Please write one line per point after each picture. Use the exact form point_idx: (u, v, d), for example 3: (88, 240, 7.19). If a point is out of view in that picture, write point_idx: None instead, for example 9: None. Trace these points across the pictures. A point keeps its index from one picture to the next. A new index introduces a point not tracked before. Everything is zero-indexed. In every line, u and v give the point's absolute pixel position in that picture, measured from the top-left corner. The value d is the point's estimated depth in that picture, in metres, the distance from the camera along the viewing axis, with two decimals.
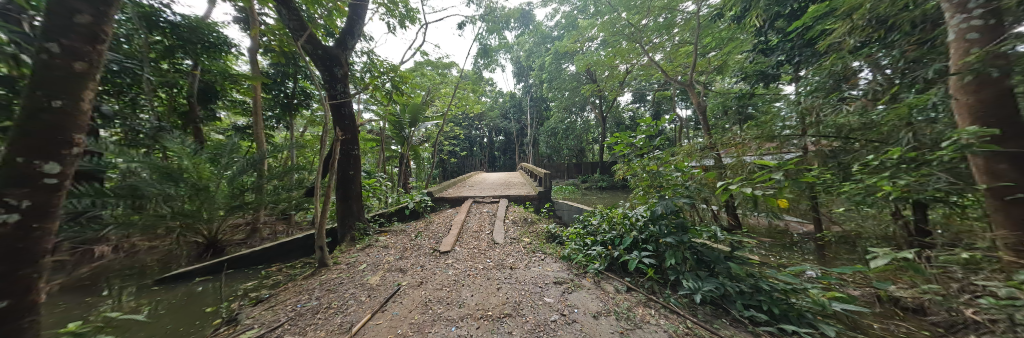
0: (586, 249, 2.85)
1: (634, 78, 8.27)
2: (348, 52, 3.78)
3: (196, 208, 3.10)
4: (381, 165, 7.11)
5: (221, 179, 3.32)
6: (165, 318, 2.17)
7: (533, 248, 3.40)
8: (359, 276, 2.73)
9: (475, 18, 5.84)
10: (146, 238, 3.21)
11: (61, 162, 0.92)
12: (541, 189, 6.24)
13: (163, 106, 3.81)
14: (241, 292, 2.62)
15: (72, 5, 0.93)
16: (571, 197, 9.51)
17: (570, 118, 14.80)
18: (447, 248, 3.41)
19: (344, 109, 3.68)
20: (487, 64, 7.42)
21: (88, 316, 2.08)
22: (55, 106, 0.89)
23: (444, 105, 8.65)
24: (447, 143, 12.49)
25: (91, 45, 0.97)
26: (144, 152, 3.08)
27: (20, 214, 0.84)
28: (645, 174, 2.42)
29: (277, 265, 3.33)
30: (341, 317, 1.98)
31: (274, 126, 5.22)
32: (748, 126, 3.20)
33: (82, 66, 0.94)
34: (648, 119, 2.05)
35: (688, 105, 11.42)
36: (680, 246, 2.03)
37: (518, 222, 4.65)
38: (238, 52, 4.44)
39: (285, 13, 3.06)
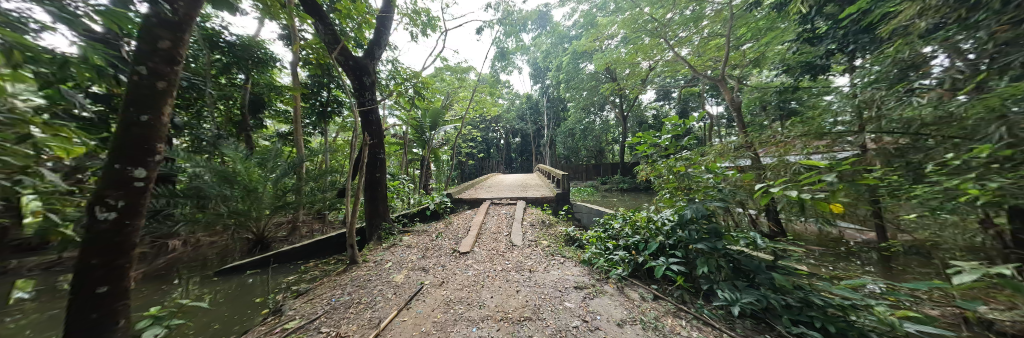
0: (607, 254, 2.75)
1: (658, 75, 7.89)
2: (376, 61, 4.02)
3: (246, 207, 3.46)
4: (404, 168, 7.44)
5: (267, 181, 3.67)
6: (223, 306, 2.44)
7: (552, 251, 3.36)
8: (386, 274, 2.87)
9: (492, 22, 5.93)
10: (208, 234, 3.65)
11: (147, 168, 1.07)
12: (559, 191, 6.15)
13: (221, 117, 4.32)
14: (283, 285, 2.87)
15: (156, 32, 1.08)
16: (590, 199, 9.28)
17: (589, 118, 14.46)
18: (466, 248, 3.48)
19: (372, 116, 3.91)
20: (504, 67, 7.49)
21: (164, 302, 2.43)
22: (143, 120, 1.04)
23: (463, 109, 8.86)
24: (466, 145, 12.79)
25: (170, 66, 1.12)
26: (206, 158, 3.50)
27: (118, 213, 1.00)
28: (671, 176, 2.28)
29: (314, 261, 3.58)
30: (370, 313, 2.10)
31: (311, 132, 5.68)
32: (791, 123, 2.91)
33: (163, 85, 1.09)
34: (675, 119, 1.90)
35: (719, 101, 10.65)
36: (714, 252, 1.89)
37: (536, 225, 4.62)
38: (281, 66, 4.91)
39: (322, 28, 3.33)
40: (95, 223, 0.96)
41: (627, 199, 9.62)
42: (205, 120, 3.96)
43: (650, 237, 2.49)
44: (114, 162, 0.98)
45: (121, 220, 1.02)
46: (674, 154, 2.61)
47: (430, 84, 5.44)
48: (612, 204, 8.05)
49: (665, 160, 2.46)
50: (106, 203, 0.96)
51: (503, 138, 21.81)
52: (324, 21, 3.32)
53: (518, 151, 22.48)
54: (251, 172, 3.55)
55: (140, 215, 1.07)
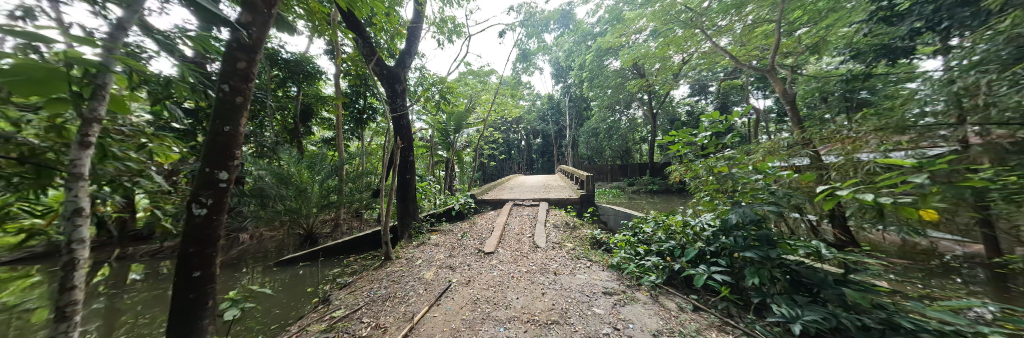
0: (638, 259, 2.61)
1: (692, 68, 7.31)
2: (407, 70, 4.27)
3: (298, 206, 3.87)
4: (430, 169, 7.79)
5: (315, 183, 4.07)
6: (281, 294, 2.76)
7: (578, 254, 3.28)
8: (417, 271, 3.02)
9: (515, 25, 5.99)
10: (268, 229, 4.15)
11: (229, 171, 1.26)
12: (583, 193, 5.99)
13: (278, 126, 4.91)
14: (329, 277, 3.16)
15: (235, 55, 1.27)
16: (615, 201, 8.89)
17: (614, 117, 13.90)
18: (491, 249, 3.53)
19: (403, 121, 4.15)
20: (526, 68, 7.50)
21: (238, 287, 2.84)
22: (226, 131, 1.23)
23: (485, 111, 9.03)
24: (487, 147, 13.04)
25: (245, 83, 1.30)
26: (267, 162, 4.00)
27: (207, 209, 1.20)
28: (711, 177, 2.10)
29: (353, 256, 3.87)
30: (404, 307, 2.23)
31: (350, 137, 6.21)
32: (861, 115, 2.52)
33: (240, 99, 1.27)
34: (715, 114, 1.73)
35: (767, 94, 9.57)
36: (766, 261, 1.70)
37: (560, 227, 4.52)
38: (326, 77, 5.45)
39: (361, 42, 3.63)
40: (192, 218, 1.17)
41: (658, 202, 9.01)
42: (266, 128, 4.53)
43: (688, 242, 2.32)
44: (205, 166, 1.18)
45: (211, 215, 1.23)
46: (713, 153, 2.41)
47: (455, 88, 5.63)
48: (641, 207, 7.60)
49: (704, 159, 2.28)
50: (199, 200, 1.17)
51: (525, 139, 21.86)
52: (363, 35, 3.62)
53: (539, 152, 22.34)
54: (302, 174, 3.97)
55: (224, 211, 1.28)
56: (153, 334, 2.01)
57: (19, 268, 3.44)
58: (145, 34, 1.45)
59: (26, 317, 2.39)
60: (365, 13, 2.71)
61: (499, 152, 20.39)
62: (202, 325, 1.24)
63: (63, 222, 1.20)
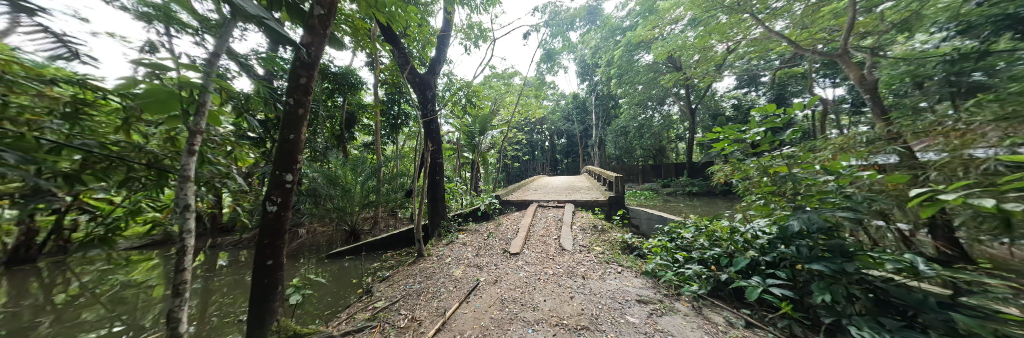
0: (676, 266, 2.42)
1: (738, 57, 6.60)
2: (436, 76, 4.50)
3: (343, 205, 4.29)
4: (457, 171, 8.08)
5: (358, 183, 4.48)
6: (332, 284, 3.09)
7: (607, 258, 3.14)
8: (446, 268, 3.15)
9: (539, 25, 5.97)
10: (320, 224, 4.66)
11: (293, 174, 1.47)
12: (612, 195, 5.73)
13: (328, 132, 5.50)
14: (371, 271, 3.45)
15: (298, 72, 1.47)
16: (648, 204, 8.35)
17: (646, 114, 13.08)
18: (517, 249, 3.54)
19: (433, 125, 4.35)
20: (551, 68, 7.42)
21: (300, 275, 3.26)
22: (291, 138, 1.44)
23: (509, 113, 9.11)
24: (511, 148, 13.17)
25: (304, 96, 1.49)
26: (319, 165, 4.50)
27: (277, 207, 1.43)
28: (766, 178, 1.87)
29: (390, 251, 4.15)
30: (437, 302, 2.34)
31: (386, 141, 6.73)
32: (973, 102, 2.04)
33: (301, 111, 1.47)
34: (769, 108, 1.49)
35: (835, 81, 8.21)
36: (840, 275, 1.45)
37: (588, 229, 4.36)
38: (367, 87, 5.98)
39: (397, 53, 3.92)
40: (267, 214, 1.40)
41: (697, 205, 8.28)
42: (318, 135, 5.11)
43: (738, 250, 2.09)
44: (277, 169, 1.39)
45: (280, 211, 1.46)
46: (766, 152, 2.15)
47: (481, 92, 5.76)
48: (678, 210, 7.05)
49: (756, 158, 2.04)
50: (271, 199, 1.40)
51: (549, 139, 21.63)
52: (399, 47, 3.90)
53: (564, 153, 21.91)
54: (348, 176, 4.41)
55: (290, 210, 1.51)
56: (236, 312, 2.38)
57: (146, 251, 4.33)
58: (232, 59, 1.73)
59: (149, 292, 2.98)
60: (400, 25, 2.91)
61: (524, 153, 20.45)
62: (273, 307, 1.54)
63: (178, 215, 1.48)
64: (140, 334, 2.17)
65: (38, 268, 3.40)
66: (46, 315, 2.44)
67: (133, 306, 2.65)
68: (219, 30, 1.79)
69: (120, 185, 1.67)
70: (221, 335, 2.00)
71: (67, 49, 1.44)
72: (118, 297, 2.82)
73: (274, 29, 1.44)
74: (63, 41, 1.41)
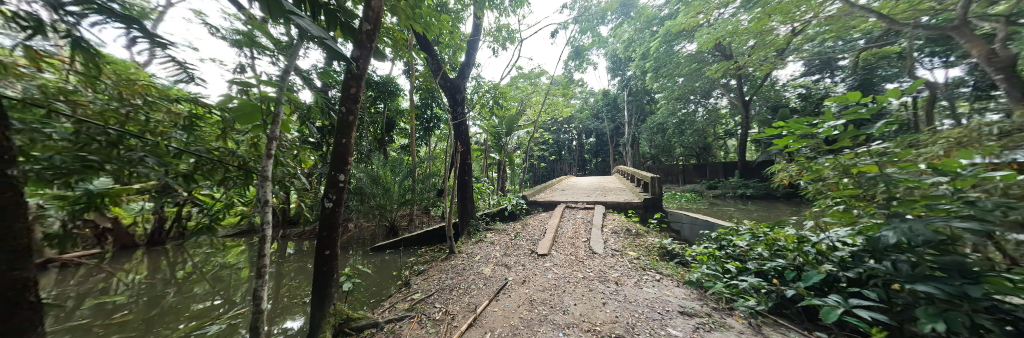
0: (726, 277, 2.17)
1: (803, 40, 5.69)
2: (466, 80, 4.67)
3: (384, 202, 4.68)
4: (484, 171, 8.29)
5: (396, 183, 4.86)
6: (376, 275, 3.39)
7: (643, 264, 2.95)
8: (476, 266, 3.23)
9: (567, 22, 5.83)
10: (365, 220, 5.16)
11: (344, 174, 1.64)
12: (647, 197, 5.36)
13: (371, 136, 6.06)
14: (408, 264, 3.72)
15: (350, 83, 1.64)
16: (689, 207, 7.63)
17: (686, 109, 11.96)
18: (544, 251, 3.50)
19: (462, 127, 4.51)
20: (579, 65, 7.20)
21: (350, 265, 3.67)
22: (343, 142, 1.61)
23: (535, 113, 9.04)
24: (537, 148, 13.08)
25: (352, 104, 1.65)
26: (363, 166, 4.97)
27: (331, 203, 1.62)
28: (846, 180, 1.59)
29: (424, 247, 4.41)
30: (467, 298, 2.42)
31: (420, 143, 7.18)
32: None
33: (352, 118, 1.64)
34: (850, 97, 1.23)
35: (949, 59, 6.55)
36: (959, 299, 1.10)
37: (620, 233, 4.12)
38: (403, 94, 6.44)
39: (431, 59, 4.16)
40: (324, 209, 1.59)
41: (750, 209, 7.34)
42: (363, 138, 5.64)
43: (810, 263, 1.80)
44: (332, 169, 1.58)
45: (333, 207, 1.64)
46: (845, 149, 1.83)
47: (507, 93, 5.84)
48: (725, 214, 6.34)
49: (831, 155, 1.73)
50: (328, 196, 1.59)
51: (576, 139, 21.05)
52: (432, 55, 4.13)
53: (593, 152, 21.13)
54: (387, 176, 4.80)
55: (343, 207, 1.70)
56: (300, 294, 2.75)
57: (235, 239, 5.22)
58: (299, 74, 2.00)
59: (238, 273, 3.59)
60: (433, 33, 3.08)
61: (551, 153, 20.17)
62: (329, 292, 1.76)
63: (260, 209, 1.76)
64: (233, 307, 2.62)
65: (165, 249, 4.31)
66: (171, 286, 3.09)
67: (227, 284, 3.20)
68: (289, 50, 2.08)
69: (219, 183, 2.04)
70: (290, 314, 2.32)
71: (188, 74, 1.80)
72: (217, 275, 3.45)
73: (331, 47, 1.65)
74: (184, 67, 1.77)
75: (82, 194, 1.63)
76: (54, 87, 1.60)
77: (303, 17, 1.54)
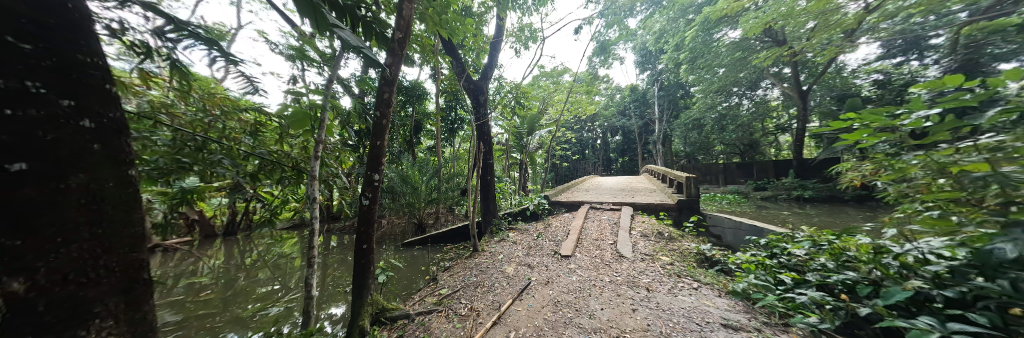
0: (778, 288, 1.94)
1: (878, 17, 4.86)
2: (489, 81, 4.75)
3: (413, 201, 4.95)
4: (506, 171, 8.34)
5: (424, 182, 5.10)
6: (406, 269, 3.60)
7: (677, 270, 2.75)
8: (499, 265, 3.26)
9: (592, 17, 5.65)
10: (395, 217, 5.49)
11: (378, 174, 1.76)
12: (680, 198, 4.99)
13: (401, 138, 6.43)
14: (435, 260, 3.89)
15: (384, 89, 1.77)
16: (729, 210, 6.96)
17: (726, 102, 10.90)
18: (568, 252, 3.42)
19: (485, 128, 4.60)
20: (604, 61, 6.93)
21: (384, 260, 3.94)
22: (377, 144, 1.73)
23: (558, 112, 8.88)
24: (559, 148, 12.84)
25: (385, 108, 1.76)
26: (394, 166, 5.30)
27: (367, 201, 1.75)
28: (942, 180, 1.33)
29: (450, 245, 4.56)
30: (491, 296, 2.46)
31: (445, 144, 7.44)
32: None
33: (384, 122, 1.75)
34: (950, 80, 1.01)
35: None
36: None
37: (650, 236, 3.89)
38: (430, 97, 6.73)
39: (455, 63, 4.30)
40: (362, 206, 1.73)
41: (806, 213, 6.48)
42: (393, 140, 6.01)
43: (891, 278, 1.54)
44: (370, 170, 1.71)
45: (368, 205, 1.76)
46: (939, 144, 1.53)
47: (530, 92, 5.82)
48: (776, 219, 5.66)
49: (918, 151, 1.46)
50: (365, 195, 1.72)
51: (601, 137, 20.29)
52: (457, 58, 4.26)
53: (619, 150, 20.22)
54: (416, 176, 5.06)
55: (378, 204, 1.82)
56: (342, 283, 3.02)
57: (288, 231, 5.89)
58: (340, 83, 2.19)
59: (291, 261, 4.04)
60: (459, 37, 3.18)
61: (574, 153, 19.70)
62: (366, 283, 1.90)
63: (310, 205, 1.96)
64: (289, 292, 2.95)
65: (236, 238, 5.00)
66: (241, 271, 3.58)
67: (284, 271, 3.62)
68: (331, 61, 2.28)
69: (276, 182, 2.31)
70: (334, 301, 2.56)
71: (253, 87, 2.07)
72: (275, 263, 3.92)
73: (367, 55, 1.77)
74: (249, 81, 2.02)
75: (177, 191, 1.95)
76: (158, 102, 1.95)
77: (343, 30, 1.69)
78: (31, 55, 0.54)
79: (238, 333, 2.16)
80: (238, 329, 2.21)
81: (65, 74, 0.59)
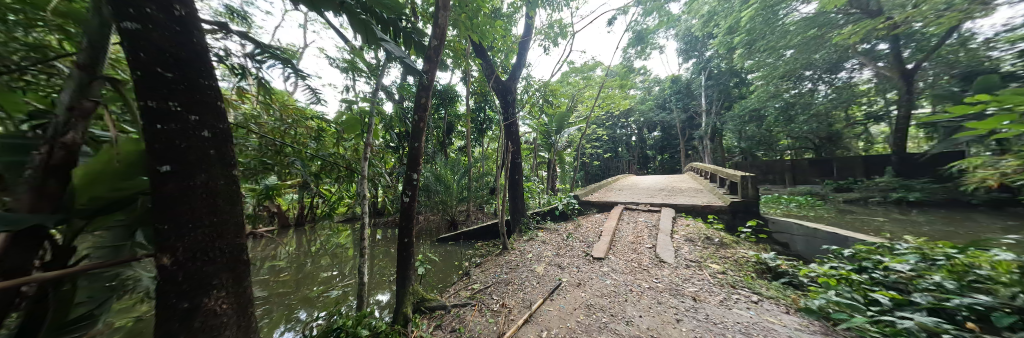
0: (869, 308, 1.59)
1: None
2: (518, 81, 4.78)
3: (447, 198, 5.23)
4: (534, 170, 8.30)
5: (455, 181, 5.34)
6: (441, 263, 3.83)
7: (730, 280, 2.45)
8: (529, 264, 3.27)
9: (628, 6, 5.30)
10: (431, 214, 5.85)
11: (416, 174, 1.89)
12: (733, 199, 4.43)
13: (435, 140, 6.79)
14: (468, 256, 4.06)
15: (423, 94, 1.90)
16: (794, 214, 5.99)
17: (794, 89, 9.34)
18: (601, 254, 3.28)
19: (514, 127, 4.63)
20: (641, 52, 6.45)
21: (421, 253, 4.23)
22: (416, 147, 1.86)
23: (587, 108, 8.55)
24: (589, 146, 12.37)
25: (422, 112, 1.88)
26: (429, 166, 5.64)
27: (407, 198, 1.90)
28: None
29: (481, 242, 4.71)
30: (522, 294, 2.48)
31: (475, 144, 7.68)
32: None
33: (422, 125, 1.87)
34: None
35: None
36: None
37: (696, 241, 3.52)
38: (460, 99, 6.99)
39: (485, 65, 4.41)
40: (402, 202, 1.88)
41: (906, 220, 5.28)
42: (428, 142, 6.39)
43: None
44: (410, 169, 1.86)
45: (407, 202, 1.91)
46: None
47: (559, 90, 5.70)
48: (865, 226, 4.69)
49: None
50: (406, 193, 1.87)
51: (636, 133, 19.02)
52: (487, 60, 4.36)
53: (658, 147, 18.69)
54: (449, 175, 5.32)
55: (417, 201, 1.96)
56: (387, 272, 3.32)
57: (341, 224, 6.64)
58: (384, 90, 2.40)
59: (345, 251, 4.57)
60: (489, 39, 3.25)
61: (607, 150, 18.80)
62: (408, 274, 2.05)
63: (362, 201, 2.19)
64: (344, 278, 3.35)
65: (304, 229, 5.81)
66: (308, 257, 4.17)
67: (340, 259, 4.12)
68: (377, 70, 2.50)
69: (334, 180, 2.63)
70: (381, 289, 2.84)
71: (316, 97, 2.37)
72: (333, 252, 4.48)
73: (407, 64, 1.91)
74: (313, 92, 2.32)
75: (262, 187, 2.36)
76: (248, 115, 2.36)
77: (388, 42, 1.83)
78: (169, 81, 0.69)
79: (308, 310, 2.52)
80: (308, 307, 2.58)
81: (194, 94, 0.74)
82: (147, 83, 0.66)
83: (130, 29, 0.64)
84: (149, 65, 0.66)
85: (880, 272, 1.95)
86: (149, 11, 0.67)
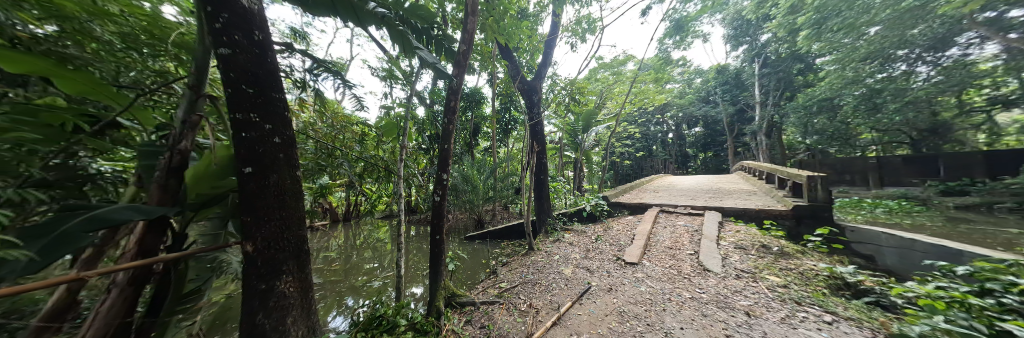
0: None
1: None
2: (543, 80, 4.75)
3: (475, 197, 5.38)
4: (560, 170, 8.13)
5: (482, 181, 5.45)
6: (469, 260, 3.95)
7: (792, 295, 2.14)
8: (556, 265, 3.21)
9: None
10: (459, 213, 6.05)
11: (446, 175, 1.97)
12: (795, 203, 3.86)
13: (462, 141, 6.99)
14: (495, 255, 4.12)
15: (453, 97, 1.97)
16: (878, 221, 5.01)
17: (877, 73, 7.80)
18: (634, 259, 3.10)
19: (539, 127, 4.57)
20: (679, 42, 5.95)
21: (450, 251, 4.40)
22: (446, 148, 1.95)
23: (617, 105, 8.13)
24: (620, 145, 11.73)
25: (451, 115, 1.96)
26: (458, 166, 5.84)
27: (438, 197, 2.00)
28: None
29: (508, 241, 4.75)
30: (549, 295, 2.44)
31: (501, 145, 7.76)
32: None
33: (451, 128, 1.95)
34: None
35: None
36: None
37: (749, 249, 3.12)
38: (486, 101, 7.11)
39: (511, 66, 4.44)
40: (434, 201, 1.98)
41: None
42: (456, 143, 6.61)
43: None
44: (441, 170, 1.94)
45: (438, 201, 2.00)
46: None
47: (587, 87, 5.42)
48: (984, 238, 3.74)
49: None
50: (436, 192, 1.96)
51: (673, 130, 17.56)
52: (513, 61, 4.37)
53: (700, 144, 17.01)
54: (476, 176, 5.45)
55: (447, 200, 2.04)
56: (420, 267, 3.53)
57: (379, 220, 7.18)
58: (417, 95, 2.56)
59: (383, 245, 4.95)
60: (515, 40, 3.28)
61: (640, 149, 17.62)
62: (440, 269, 2.15)
63: (399, 199, 2.35)
64: (383, 270, 3.63)
65: (350, 223, 6.45)
66: (353, 250, 4.60)
67: (379, 253, 4.47)
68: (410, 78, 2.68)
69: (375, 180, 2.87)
70: (415, 282, 3.01)
71: (360, 104, 2.61)
72: (373, 246, 4.88)
73: (439, 69, 2.00)
74: (357, 100, 2.56)
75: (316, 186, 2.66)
76: (305, 123, 2.68)
77: (422, 50, 1.94)
78: (249, 95, 0.82)
79: (354, 297, 2.78)
80: (354, 294, 2.85)
81: (269, 106, 0.87)
82: (236, 99, 0.79)
83: (224, 54, 0.77)
84: (238, 84, 0.79)
85: (1013, 297, 1.55)
86: (237, 38, 0.79)
